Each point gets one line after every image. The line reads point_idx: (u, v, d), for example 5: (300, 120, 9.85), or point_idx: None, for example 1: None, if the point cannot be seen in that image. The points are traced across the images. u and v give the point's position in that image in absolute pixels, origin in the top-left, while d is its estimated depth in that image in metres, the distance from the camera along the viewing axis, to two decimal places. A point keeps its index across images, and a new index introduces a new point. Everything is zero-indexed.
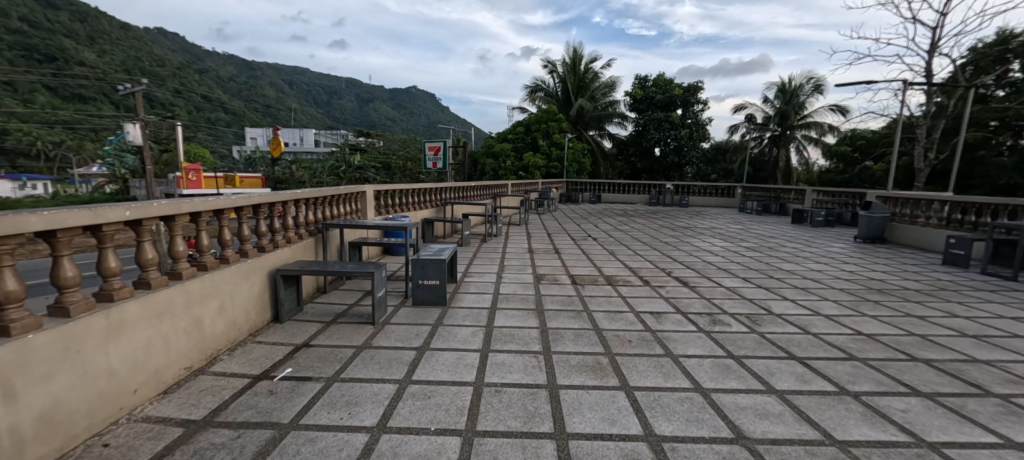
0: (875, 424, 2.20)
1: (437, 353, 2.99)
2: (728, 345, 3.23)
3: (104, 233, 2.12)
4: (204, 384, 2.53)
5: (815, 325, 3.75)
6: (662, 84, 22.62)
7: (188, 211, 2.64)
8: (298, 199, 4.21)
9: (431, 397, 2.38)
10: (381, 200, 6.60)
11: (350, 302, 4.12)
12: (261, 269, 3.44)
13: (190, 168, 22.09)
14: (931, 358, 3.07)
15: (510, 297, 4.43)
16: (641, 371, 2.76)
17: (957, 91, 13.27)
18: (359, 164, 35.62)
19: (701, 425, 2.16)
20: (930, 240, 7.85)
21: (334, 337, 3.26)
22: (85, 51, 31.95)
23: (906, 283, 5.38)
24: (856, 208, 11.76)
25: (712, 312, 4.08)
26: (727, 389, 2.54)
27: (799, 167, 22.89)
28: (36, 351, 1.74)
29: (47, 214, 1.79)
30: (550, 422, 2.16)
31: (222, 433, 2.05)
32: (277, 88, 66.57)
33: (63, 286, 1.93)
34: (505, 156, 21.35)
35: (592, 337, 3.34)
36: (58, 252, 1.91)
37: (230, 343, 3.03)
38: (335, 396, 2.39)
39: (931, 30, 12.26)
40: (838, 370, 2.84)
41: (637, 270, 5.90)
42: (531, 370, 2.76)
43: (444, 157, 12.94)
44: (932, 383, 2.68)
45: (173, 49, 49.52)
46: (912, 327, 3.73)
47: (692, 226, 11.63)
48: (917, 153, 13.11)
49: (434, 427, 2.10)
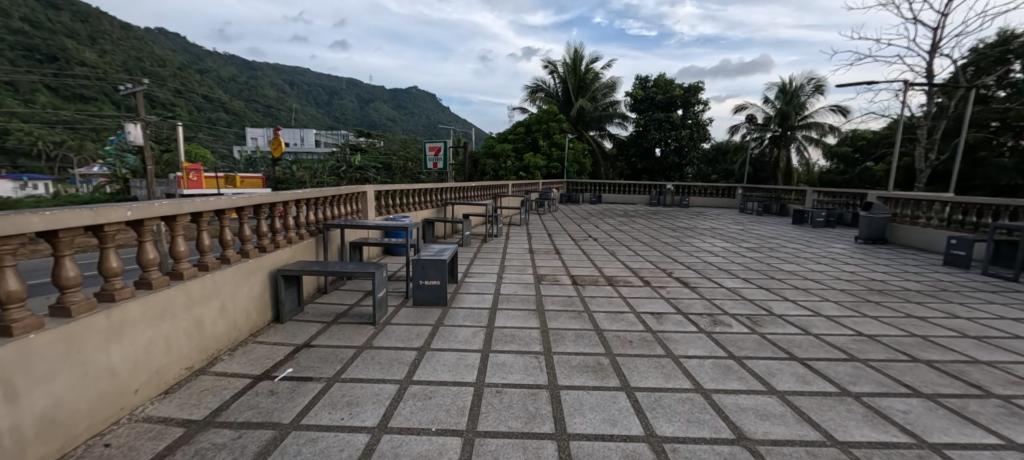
0: (876, 424, 2.20)
1: (437, 354, 2.99)
2: (729, 346, 3.22)
3: (105, 233, 2.12)
4: (204, 385, 2.53)
5: (816, 325, 3.74)
6: (663, 85, 22.64)
7: (188, 211, 2.64)
8: (299, 199, 4.20)
9: (432, 398, 2.38)
10: (382, 200, 6.60)
11: (351, 302, 4.12)
12: (261, 269, 3.44)
13: (190, 168, 22.11)
14: (933, 359, 3.07)
15: (510, 297, 4.43)
16: (642, 372, 2.76)
17: (957, 92, 13.31)
18: (359, 164, 35.66)
19: (702, 426, 2.16)
20: (931, 241, 7.84)
21: (334, 337, 3.27)
22: (86, 51, 31.97)
23: (906, 283, 5.37)
24: (857, 209, 11.76)
25: (712, 312, 4.07)
26: (728, 389, 2.54)
27: (799, 167, 22.89)
28: (37, 351, 1.74)
29: (48, 214, 1.78)
30: (551, 422, 2.16)
31: (223, 434, 2.05)
32: (277, 89, 66.61)
33: (64, 286, 1.93)
34: (506, 156, 21.34)
35: (593, 338, 3.34)
36: (59, 252, 1.91)
37: (231, 343, 3.03)
38: (336, 397, 2.39)
39: (931, 31, 12.26)
40: (839, 371, 2.83)
41: (637, 270, 5.89)
42: (531, 370, 2.76)
43: (445, 158, 12.93)
44: (933, 384, 2.68)
45: (174, 49, 49.56)
46: (913, 328, 3.73)
47: (693, 226, 11.63)
48: (917, 153, 13.10)
49: (434, 428, 2.10)
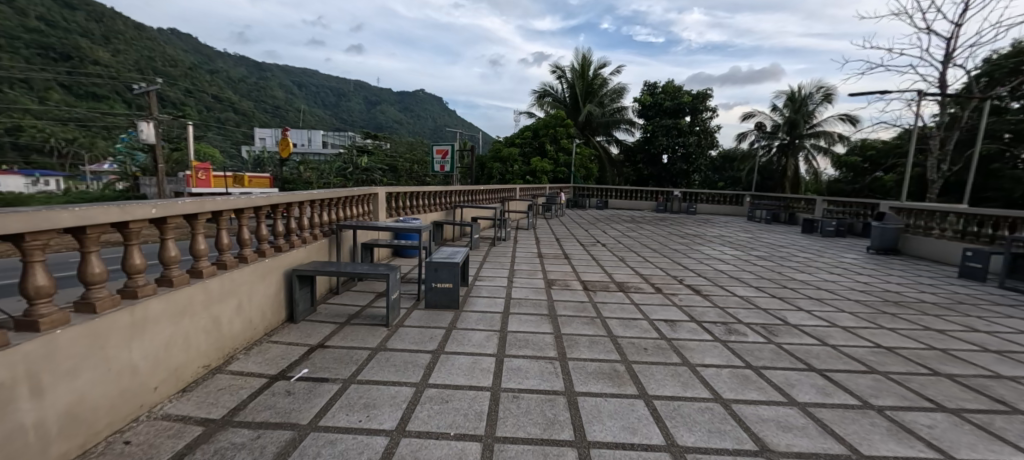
0: (901, 439, 2.16)
1: (452, 357, 2.98)
2: (746, 356, 3.19)
3: (131, 230, 2.13)
4: (222, 383, 2.53)
5: (833, 337, 3.68)
6: (672, 91, 22.49)
7: (210, 210, 2.65)
8: (313, 199, 4.21)
9: (450, 401, 2.37)
10: (393, 202, 6.60)
11: (363, 303, 4.12)
12: (277, 268, 3.45)
13: (199, 168, 22.47)
14: (955, 373, 3.02)
15: (521, 302, 4.39)
16: (660, 380, 2.72)
17: (971, 103, 13.17)
18: (365, 166, 36.01)
19: (724, 436, 2.13)
20: (945, 253, 7.73)
21: (348, 339, 3.25)
22: (100, 51, 32.55)
23: (923, 296, 5.29)
24: (868, 219, 11.65)
25: (726, 321, 4.03)
26: (747, 400, 2.50)
27: (808, 176, 22.69)
28: (64, 346, 1.75)
29: (77, 211, 1.81)
30: (570, 430, 2.13)
31: (242, 433, 2.05)
32: (286, 91, 67.58)
33: (90, 282, 1.93)
34: (512, 161, 21.24)
35: (607, 345, 3.31)
36: (86, 248, 1.93)
37: (246, 342, 3.03)
38: (354, 398, 2.38)
39: (946, 41, 12.08)
40: (859, 383, 2.79)
41: (648, 277, 5.86)
42: (547, 376, 2.73)
43: (452, 161, 12.79)
44: (958, 399, 2.63)
45: (184, 51, 50.17)
46: (932, 341, 3.67)
47: (702, 234, 11.52)
48: (930, 164, 12.86)
49: (453, 433, 2.08)
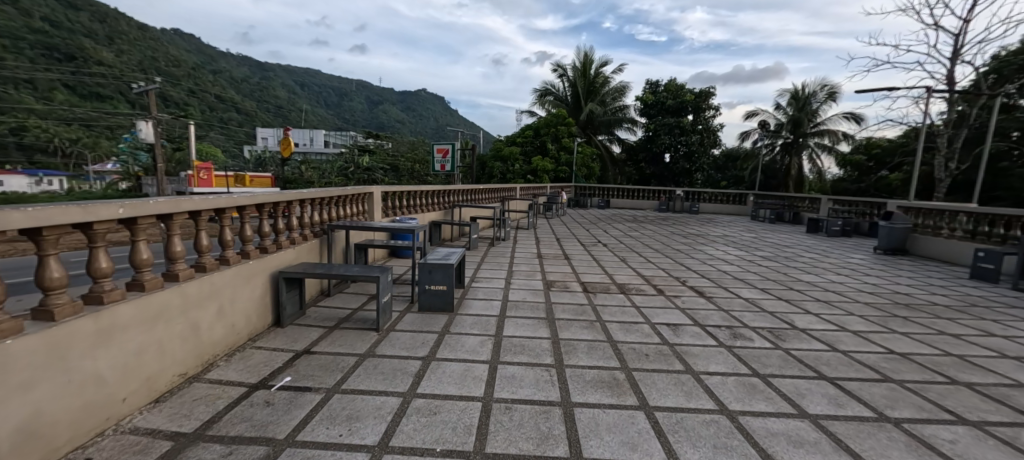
0: (922, 456, 2.01)
1: (444, 364, 2.83)
2: (753, 362, 3.03)
3: (95, 231, 2.00)
4: (198, 393, 2.40)
5: (843, 342, 3.52)
6: (674, 90, 22.29)
7: (187, 209, 2.51)
8: (304, 199, 4.08)
9: (437, 413, 2.23)
10: (389, 201, 6.47)
11: (354, 306, 3.98)
12: (262, 271, 3.31)
13: (200, 168, 22.40)
14: (974, 381, 2.85)
15: (518, 304, 4.26)
16: (662, 390, 2.58)
17: (980, 100, 12.92)
18: (366, 166, 36.02)
19: (730, 453, 1.98)
20: (955, 253, 7.54)
21: (335, 344, 3.12)
22: (103, 51, 32.63)
23: (933, 298, 5.12)
24: (875, 219, 11.45)
25: (731, 325, 3.88)
26: (755, 411, 2.35)
27: (811, 176, 22.50)
28: (18, 357, 1.63)
29: (31, 211, 1.67)
30: (565, 446, 1.99)
31: (213, 449, 1.91)
32: (288, 90, 67.61)
33: (48, 287, 1.80)
34: (513, 160, 21.00)
35: (606, 351, 3.16)
36: (45, 252, 1.80)
37: (227, 348, 2.89)
38: (335, 410, 2.24)
39: (954, 37, 11.86)
40: (873, 393, 2.63)
41: (650, 278, 5.71)
42: (542, 385, 2.59)
43: (453, 160, 12.60)
44: (978, 410, 2.47)
45: (187, 51, 50.22)
46: (947, 347, 3.51)
47: (705, 233, 11.34)
48: (937, 163, 12.65)
49: (439, 449, 1.94)
